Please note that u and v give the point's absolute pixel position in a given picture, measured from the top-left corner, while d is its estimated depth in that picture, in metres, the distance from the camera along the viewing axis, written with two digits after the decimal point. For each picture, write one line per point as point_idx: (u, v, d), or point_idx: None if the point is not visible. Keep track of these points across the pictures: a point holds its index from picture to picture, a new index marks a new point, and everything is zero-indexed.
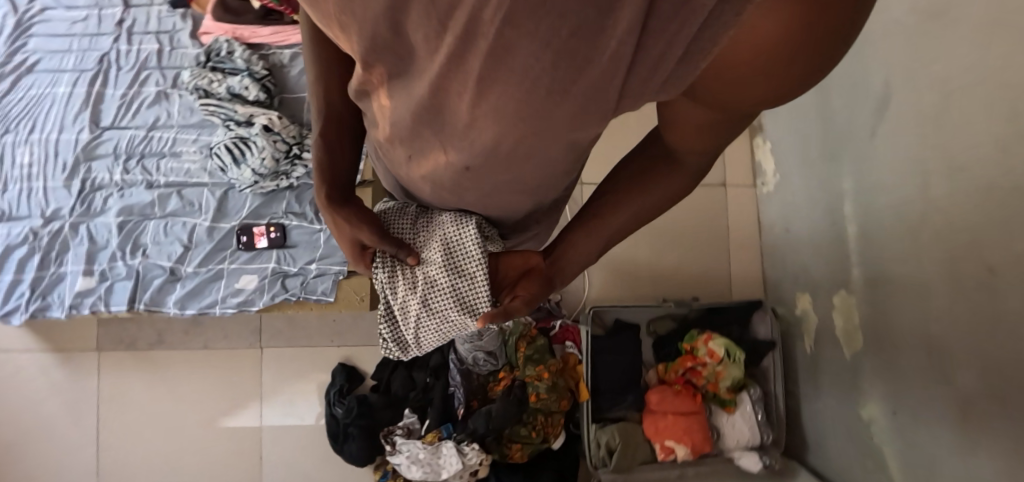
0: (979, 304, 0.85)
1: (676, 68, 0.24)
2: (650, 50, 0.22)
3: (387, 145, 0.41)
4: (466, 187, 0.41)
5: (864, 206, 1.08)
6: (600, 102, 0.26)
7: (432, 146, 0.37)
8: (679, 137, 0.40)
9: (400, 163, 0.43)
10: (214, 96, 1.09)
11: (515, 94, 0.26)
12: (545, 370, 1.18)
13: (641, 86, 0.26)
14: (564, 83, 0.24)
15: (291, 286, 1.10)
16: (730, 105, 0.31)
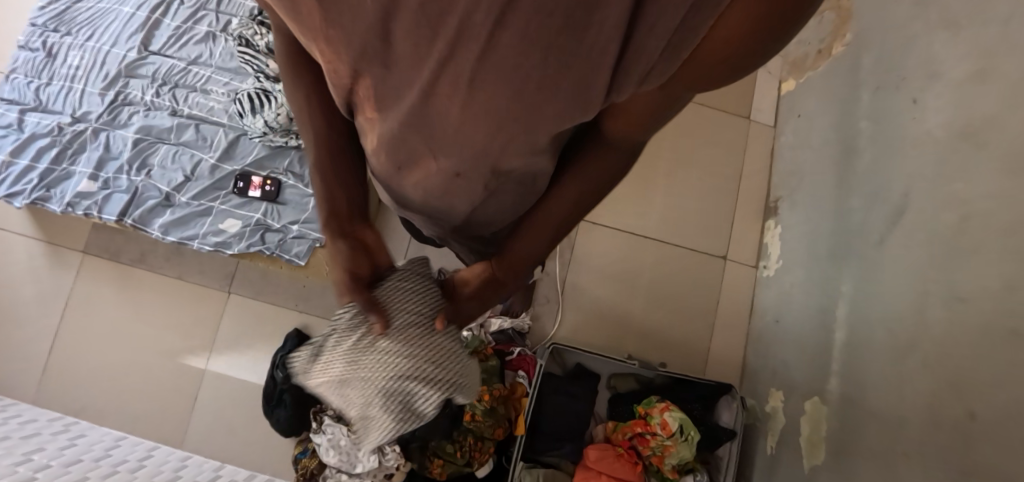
0: (953, 449, 0.77)
1: (657, 64, 0.25)
2: (630, 48, 0.23)
3: (375, 154, 0.43)
4: (458, 185, 0.44)
5: (856, 313, 1.01)
6: (584, 97, 0.28)
7: (424, 149, 0.38)
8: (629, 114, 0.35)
9: (392, 173, 0.46)
10: (253, 47, 1.14)
11: (506, 93, 0.28)
12: (487, 392, 1.14)
13: (623, 82, 0.27)
14: (554, 81, 0.26)
15: (269, 240, 1.14)
16: (692, 89, 0.30)
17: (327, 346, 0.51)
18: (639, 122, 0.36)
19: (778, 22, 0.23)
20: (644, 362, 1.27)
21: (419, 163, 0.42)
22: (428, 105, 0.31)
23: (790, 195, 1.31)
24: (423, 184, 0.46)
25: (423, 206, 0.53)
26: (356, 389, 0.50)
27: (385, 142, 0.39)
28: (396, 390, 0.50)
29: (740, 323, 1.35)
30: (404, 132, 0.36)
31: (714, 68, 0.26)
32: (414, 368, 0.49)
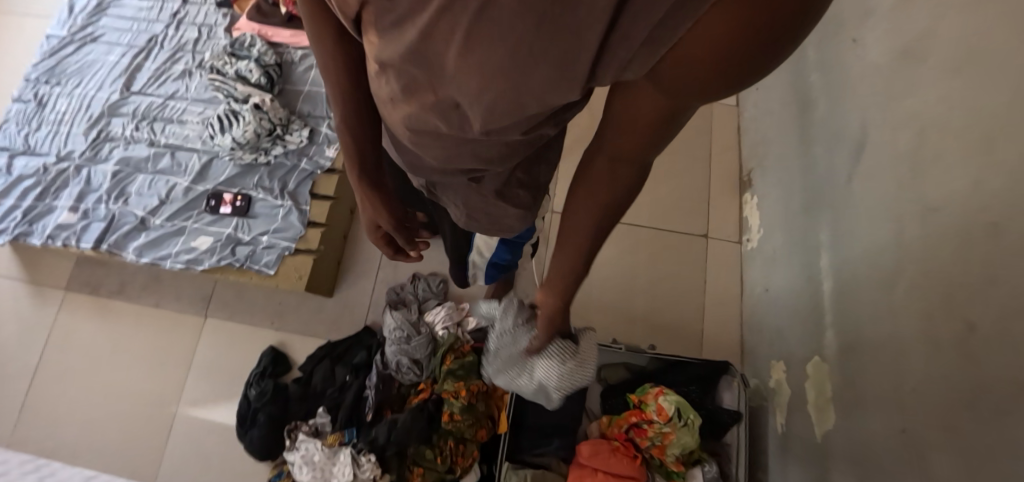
0: (954, 369, 0.68)
1: (639, 54, 0.30)
2: (614, 31, 0.29)
3: (376, 78, 0.47)
4: (448, 129, 0.47)
5: (840, 258, 0.95)
6: (572, 73, 0.33)
7: (424, 89, 0.42)
8: (633, 114, 0.40)
9: (386, 106, 0.51)
10: (223, 74, 1.23)
11: (501, 53, 0.32)
12: (464, 388, 1.08)
13: (610, 65, 0.33)
14: (545, 47, 0.31)
15: (239, 252, 1.15)
16: (688, 95, 0.35)
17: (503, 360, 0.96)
18: (647, 128, 0.41)
19: (750, 41, 0.28)
20: (632, 347, 1.18)
21: (411, 99, 0.45)
22: (427, 46, 0.35)
23: (761, 164, 1.29)
24: (415, 122, 0.49)
25: (414, 149, 0.56)
26: (525, 380, 0.92)
27: (386, 71, 0.43)
28: (544, 382, 0.88)
29: (732, 302, 1.28)
30: (404, 68, 0.41)
31: (701, 72, 0.32)
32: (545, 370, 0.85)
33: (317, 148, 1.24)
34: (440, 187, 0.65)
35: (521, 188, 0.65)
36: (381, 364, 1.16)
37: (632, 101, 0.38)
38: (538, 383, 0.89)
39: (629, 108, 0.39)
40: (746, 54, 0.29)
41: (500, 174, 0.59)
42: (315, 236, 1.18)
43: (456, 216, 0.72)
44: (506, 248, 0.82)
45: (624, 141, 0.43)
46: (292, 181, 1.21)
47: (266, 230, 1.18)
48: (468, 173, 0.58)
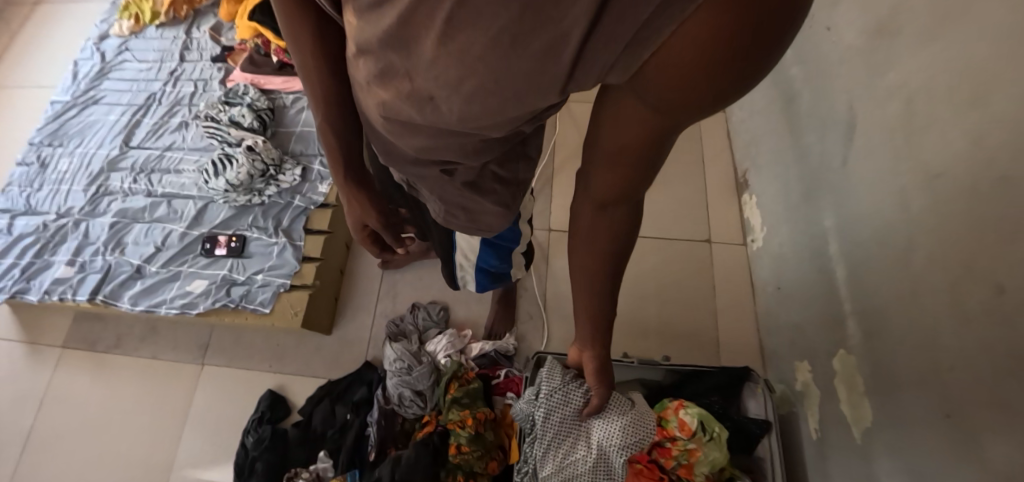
0: (989, 336, 0.62)
1: (621, 59, 0.30)
2: (597, 24, 0.28)
3: (353, 62, 0.47)
4: (421, 121, 0.46)
5: (848, 241, 0.91)
6: (553, 64, 0.32)
7: (401, 76, 0.41)
8: (622, 128, 0.39)
9: (362, 88, 0.49)
10: (217, 122, 1.26)
11: (480, 40, 0.31)
12: (470, 416, 1.01)
13: (590, 68, 0.32)
14: (527, 37, 0.30)
15: (233, 293, 1.13)
16: (674, 110, 0.34)
17: (542, 458, 0.84)
18: (634, 146, 0.40)
19: (735, 51, 0.27)
20: (644, 359, 1.12)
21: (386, 85, 0.44)
22: (408, 30, 0.35)
23: (755, 163, 1.27)
24: (388, 110, 0.48)
25: (387, 138, 0.55)
26: (575, 466, 0.82)
27: (362, 52, 0.43)
28: (603, 452, 0.81)
29: (744, 306, 1.22)
30: (384, 47, 0.39)
31: (684, 84, 0.31)
32: (606, 432, 0.81)
33: (310, 185, 1.25)
34: (418, 183, 0.64)
35: (499, 183, 0.62)
36: (383, 399, 1.10)
37: (615, 120, 0.39)
38: (596, 459, 0.81)
39: (615, 116, 0.39)
40: (731, 66, 0.29)
41: (478, 166, 0.57)
42: (310, 270, 1.16)
43: (435, 211, 0.70)
44: (492, 253, 0.82)
45: (610, 177, 0.45)
46: (285, 219, 1.21)
47: (260, 269, 1.16)
48: (445, 166, 0.56)
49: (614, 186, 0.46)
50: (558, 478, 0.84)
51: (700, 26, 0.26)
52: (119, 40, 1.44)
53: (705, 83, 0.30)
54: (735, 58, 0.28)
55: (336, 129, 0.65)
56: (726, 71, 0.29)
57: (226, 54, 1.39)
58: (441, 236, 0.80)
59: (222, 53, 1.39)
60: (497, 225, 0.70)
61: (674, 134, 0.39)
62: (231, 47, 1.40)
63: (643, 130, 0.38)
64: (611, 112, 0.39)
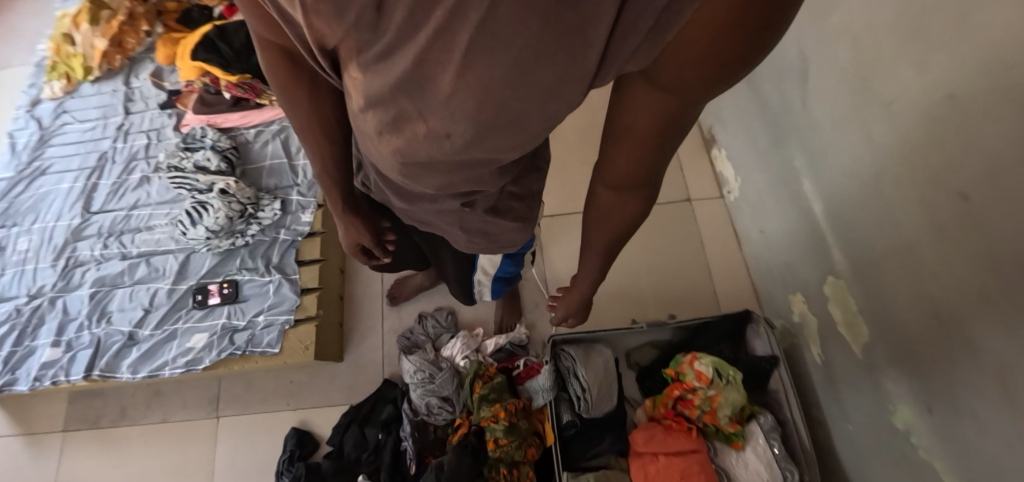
0: (965, 237, 0.68)
1: (645, 43, 0.33)
2: (620, 17, 0.30)
3: (361, 115, 0.45)
4: (438, 155, 0.45)
5: (820, 177, 0.97)
6: (575, 72, 0.35)
7: (414, 117, 0.41)
8: (642, 109, 0.43)
9: (371, 135, 0.48)
10: (182, 170, 1.22)
11: (512, 67, 0.33)
12: (502, 408, 1.04)
13: (614, 60, 0.35)
14: (551, 49, 0.32)
15: (238, 339, 1.11)
16: (690, 87, 0.38)
17: (575, 393, 1.06)
18: (653, 122, 0.44)
19: (744, 29, 0.31)
20: (651, 321, 1.16)
21: (399, 130, 0.43)
22: (423, 72, 0.35)
23: (718, 119, 1.33)
24: (403, 154, 0.47)
25: (398, 177, 0.53)
26: (599, 381, 1.05)
27: (370, 101, 0.41)
28: (601, 364, 1.08)
29: (733, 254, 1.29)
30: (393, 94, 0.39)
31: (699, 60, 0.34)
32: (592, 351, 1.09)
33: (292, 216, 1.22)
34: (429, 219, 0.64)
35: (515, 200, 0.62)
36: (412, 413, 1.11)
37: (628, 108, 0.44)
38: (602, 367, 1.07)
39: (631, 98, 0.43)
40: (739, 43, 0.32)
41: (496, 192, 0.57)
42: (310, 302, 1.15)
43: (451, 239, 0.69)
44: (511, 261, 0.83)
45: (621, 159, 0.51)
46: (275, 255, 1.19)
47: (260, 311, 1.15)
48: (467, 198, 0.56)
49: (627, 165, 0.52)
50: (594, 397, 1.04)
51: (709, 19, 0.31)
52: (54, 103, 1.36)
53: (719, 58, 0.34)
54: (746, 35, 0.32)
55: (330, 158, 0.67)
56: (736, 46, 0.33)
57: (175, 97, 1.34)
58: (456, 258, 0.79)
59: (169, 98, 1.33)
60: (518, 237, 0.70)
61: (687, 111, 0.43)
62: (178, 90, 1.34)
63: (655, 114, 0.43)
64: (623, 101, 0.44)
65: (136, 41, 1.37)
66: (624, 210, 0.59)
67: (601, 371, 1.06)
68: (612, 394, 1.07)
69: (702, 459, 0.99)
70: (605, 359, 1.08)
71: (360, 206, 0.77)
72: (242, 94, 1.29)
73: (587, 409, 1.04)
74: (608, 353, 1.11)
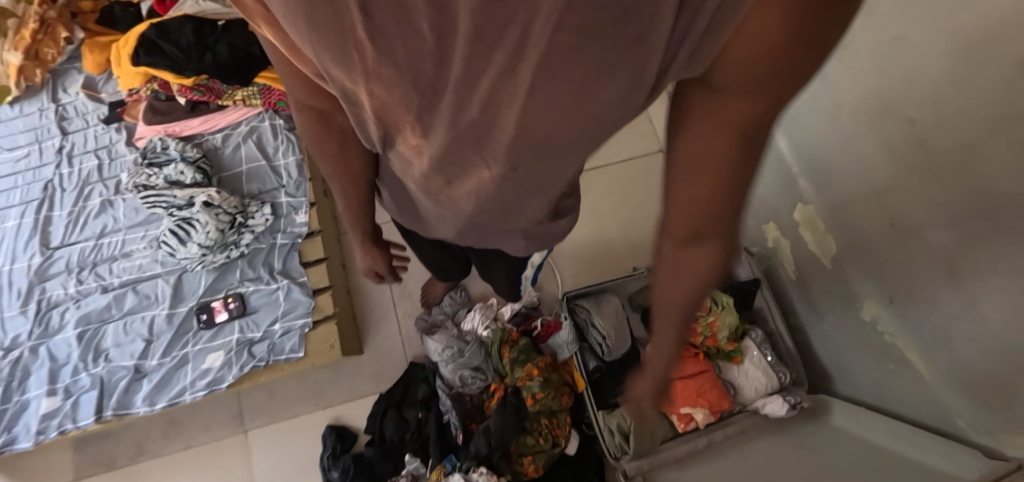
0: (917, 157, 0.82)
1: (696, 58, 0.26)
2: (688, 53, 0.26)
3: (422, 171, 0.44)
4: (506, 190, 0.44)
5: (784, 117, 1.09)
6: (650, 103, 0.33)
7: (480, 164, 0.40)
8: (710, 130, 0.34)
9: (433, 185, 0.47)
10: (152, 187, 1.13)
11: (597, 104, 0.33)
12: (534, 367, 1.13)
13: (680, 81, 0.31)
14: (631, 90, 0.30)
15: (258, 351, 1.10)
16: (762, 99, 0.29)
17: (595, 342, 1.15)
18: (723, 143, 0.34)
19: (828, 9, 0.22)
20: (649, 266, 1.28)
21: (466, 176, 0.42)
22: (489, 125, 0.33)
23: None
24: (472, 196, 0.47)
25: (459, 212, 0.52)
26: (614, 326, 1.16)
27: (438, 163, 0.41)
28: (613, 312, 1.17)
29: None
30: (457, 146, 0.37)
31: (769, 66, 0.26)
32: (603, 302, 1.19)
33: (285, 218, 1.19)
34: (483, 239, 0.65)
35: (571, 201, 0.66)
36: (447, 387, 1.17)
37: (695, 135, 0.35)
38: (614, 313, 1.18)
39: (694, 114, 0.34)
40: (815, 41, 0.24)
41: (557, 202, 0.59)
42: (326, 301, 1.16)
43: (504, 246, 0.69)
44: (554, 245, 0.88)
45: (691, 201, 0.40)
46: (277, 261, 1.17)
47: (274, 320, 1.13)
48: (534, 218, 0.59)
49: (699, 207, 0.40)
50: (613, 342, 1.14)
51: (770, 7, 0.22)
52: None
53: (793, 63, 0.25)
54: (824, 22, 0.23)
55: (359, 188, 0.68)
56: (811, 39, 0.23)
57: (120, 109, 1.22)
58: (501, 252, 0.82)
59: (113, 110, 1.21)
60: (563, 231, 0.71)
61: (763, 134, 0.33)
62: (121, 101, 1.22)
63: (727, 132, 0.33)
64: (686, 130, 0.35)
65: (56, 51, 1.23)
66: (698, 269, 0.46)
67: (614, 317, 1.16)
68: (627, 336, 1.17)
69: (711, 376, 1.14)
70: (616, 306, 1.19)
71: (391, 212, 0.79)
72: (198, 98, 1.19)
73: (608, 352, 1.15)
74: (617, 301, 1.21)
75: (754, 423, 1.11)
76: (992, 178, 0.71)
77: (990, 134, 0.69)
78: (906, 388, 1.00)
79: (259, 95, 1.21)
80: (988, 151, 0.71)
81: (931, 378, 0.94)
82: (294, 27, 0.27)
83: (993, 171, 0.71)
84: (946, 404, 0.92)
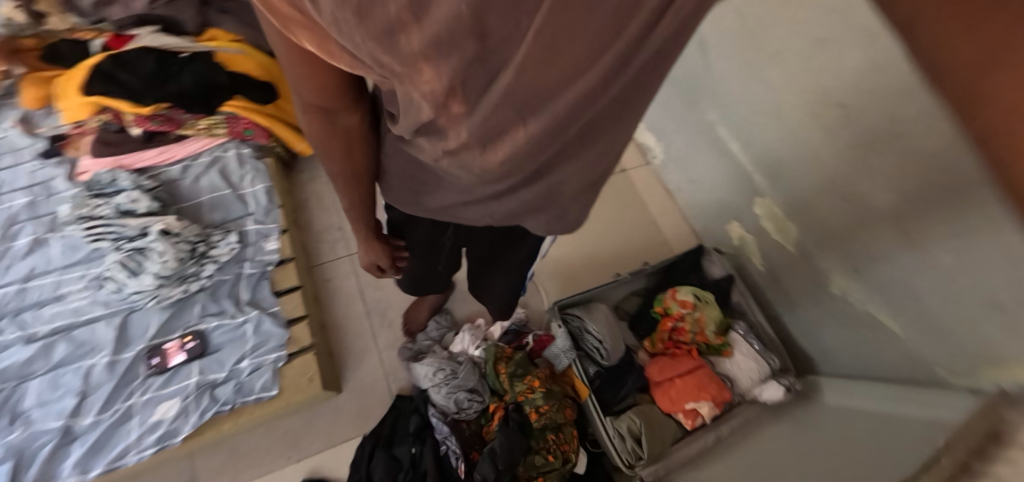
0: (857, 137, 0.94)
1: None
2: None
3: (454, 150, 0.41)
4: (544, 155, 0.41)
5: (733, 123, 1.21)
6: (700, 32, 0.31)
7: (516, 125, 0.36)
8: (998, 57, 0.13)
9: (465, 166, 0.43)
10: (99, 218, 1.02)
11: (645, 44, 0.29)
12: (534, 379, 1.07)
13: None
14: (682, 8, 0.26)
15: (222, 394, 0.97)
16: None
17: (593, 347, 1.13)
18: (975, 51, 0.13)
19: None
20: (630, 272, 1.30)
21: (500, 147, 0.39)
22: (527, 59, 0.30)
23: None
24: (508, 172, 0.43)
25: (494, 188, 0.49)
26: (609, 330, 1.15)
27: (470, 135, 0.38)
28: (605, 316, 1.17)
29: (669, 206, 1.51)
30: (493, 105, 0.34)
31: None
32: (593, 308, 1.19)
33: (253, 247, 1.12)
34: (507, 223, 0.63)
35: None
36: (441, 414, 1.07)
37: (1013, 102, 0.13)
38: (608, 317, 1.17)
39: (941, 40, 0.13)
40: None
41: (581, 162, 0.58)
42: (303, 332, 1.07)
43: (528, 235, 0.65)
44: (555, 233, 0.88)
45: None
46: (244, 292, 1.07)
47: (241, 358, 1.01)
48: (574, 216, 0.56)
49: None
50: (609, 345, 1.13)
51: None
52: None
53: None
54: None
55: (363, 186, 0.65)
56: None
57: (61, 143, 1.12)
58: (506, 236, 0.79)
59: (53, 143, 1.12)
60: None
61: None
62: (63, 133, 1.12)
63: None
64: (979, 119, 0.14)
65: None
66: None
67: (606, 321, 1.16)
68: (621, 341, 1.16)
69: (709, 371, 1.14)
70: (607, 312, 1.18)
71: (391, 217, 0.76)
72: (155, 128, 1.11)
73: (607, 356, 1.13)
74: (605, 307, 1.21)
75: (755, 411, 1.12)
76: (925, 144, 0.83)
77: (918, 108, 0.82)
78: (887, 354, 1.06)
79: (224, 124, 1.17)
80: (918, 121, 0.83)
81: (906, 337, 1.01)
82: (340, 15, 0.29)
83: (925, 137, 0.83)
84: (927, 361, 0.98)
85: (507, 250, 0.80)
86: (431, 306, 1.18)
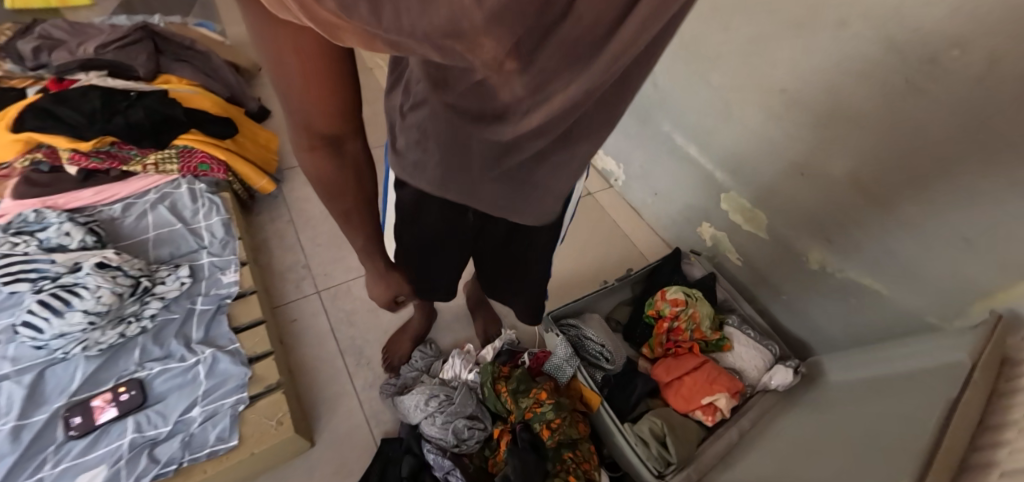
0: (802, 115, 1.04)
1: None
2: None
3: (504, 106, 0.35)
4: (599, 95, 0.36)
5: (688, 131, 1.30)
6: None
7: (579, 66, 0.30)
8: None
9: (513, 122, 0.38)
10: (19, 256, 0.88)
11: None
12: (540, 391, 0.95)
13: None
14: None
15: (167, 452, 0.81)
16: None
17: (598, 352, 1.07)
18: None
19: None
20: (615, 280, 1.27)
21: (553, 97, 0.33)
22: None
23: None
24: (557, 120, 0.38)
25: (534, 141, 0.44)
26: (609, 334, 1.09)
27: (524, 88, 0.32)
28: (598, 324, 1.10)
29: (638, 221, 1.57)
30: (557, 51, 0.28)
31: None
32: (585, 317, 1.12)
33: (207, 282, 1.01)
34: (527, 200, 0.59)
35: None
36: (439, 450, 0.92)
37: None
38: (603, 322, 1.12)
39: None
40: None
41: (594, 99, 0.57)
42: (268, 369, 0.94)
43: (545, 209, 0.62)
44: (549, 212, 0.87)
45: None
46: (195, 331, 0.95)
47: (192, 405, 0.86)
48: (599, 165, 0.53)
49: None
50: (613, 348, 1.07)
51: None
52: None
53: None
54: None
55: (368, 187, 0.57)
56: None
57: None
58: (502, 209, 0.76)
59: None
60: None
61: None
62: None
63: None
64: None
65: None
66: None
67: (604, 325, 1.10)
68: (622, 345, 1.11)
69: (716, 367, 1.08)
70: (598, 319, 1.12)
71: (402, 197, 0.69)
72: (95, 164, 1.05)
73: (613, 360, 1.07)
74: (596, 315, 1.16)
75: (770, 402, 1.05)
76: (866, 109, 0.92)
77: (853, 79, 0.92)
78: (876, 316, 1.08)
79: (176, 158, 1.12)
80: (855, 90, 0.93)
81: (891, 294, 1.03)
82: (371, 30, 0.22)
83: (865, 102, 0.92)
84: (916, 313, 1.01)
85: (532, 230, 0.76)
86: (414, 333, 1.08)
